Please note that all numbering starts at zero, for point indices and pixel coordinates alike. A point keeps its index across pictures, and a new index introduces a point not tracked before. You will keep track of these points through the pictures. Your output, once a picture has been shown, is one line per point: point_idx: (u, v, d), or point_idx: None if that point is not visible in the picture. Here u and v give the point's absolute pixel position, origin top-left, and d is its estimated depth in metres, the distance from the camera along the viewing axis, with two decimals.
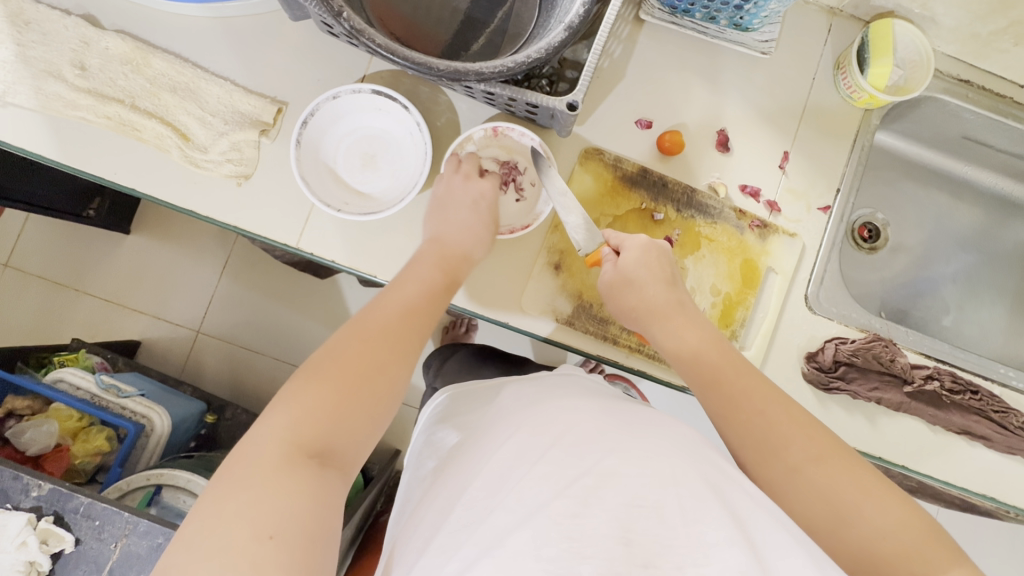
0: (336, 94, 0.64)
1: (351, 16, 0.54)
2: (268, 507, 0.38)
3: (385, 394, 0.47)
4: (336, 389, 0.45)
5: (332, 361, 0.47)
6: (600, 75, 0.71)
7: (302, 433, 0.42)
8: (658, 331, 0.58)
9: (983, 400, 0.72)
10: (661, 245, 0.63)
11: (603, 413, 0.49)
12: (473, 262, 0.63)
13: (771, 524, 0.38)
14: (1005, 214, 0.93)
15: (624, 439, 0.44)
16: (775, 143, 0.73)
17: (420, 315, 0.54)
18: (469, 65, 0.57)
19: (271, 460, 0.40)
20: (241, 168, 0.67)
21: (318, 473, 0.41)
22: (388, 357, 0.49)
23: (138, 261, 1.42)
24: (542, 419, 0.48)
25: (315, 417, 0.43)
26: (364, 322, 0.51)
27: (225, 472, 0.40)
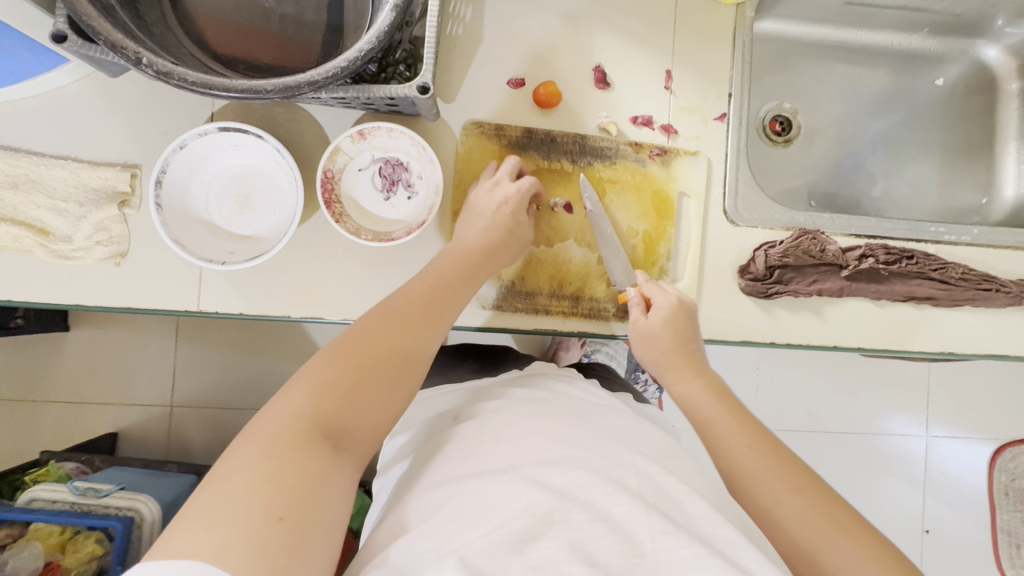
0: (182, 143, 0.60)
1: (153, 59, 0.49)
2: (282, 482, 0.39)
3: (400, 380, 0.50)
4: (355, 372, 0.47)
5: (358, 344, 0.49)
6: (456, 45, 0.67)
7: (325, 411, 0.44)
8: (673, 382, 0.61)
9: (920, 263, 0.72)
10: (689, 307, 0.64)
11: (575, 427, 0.52)
12: (499, 260, 0.62)
13: (739, 539, 0.42)
14: (911, 66, 0.91)
15: (591, 454, 0.48)
16: (654, 64, 0.70)
17: (438, 304, 0.56)
18: (300, 77, 0.53)
19: (290, 434, 0.42)
20: (115, 247, 0.63)
21: (330, 456, 0.42)
22: (402, 342, 0.51)
23: (87, 354, 1.37)
24: (513, 432, 0.52)
25: (338, 396, 0.45)
26: (387, 309, 0.53)
27: (246, 439, 0.41)
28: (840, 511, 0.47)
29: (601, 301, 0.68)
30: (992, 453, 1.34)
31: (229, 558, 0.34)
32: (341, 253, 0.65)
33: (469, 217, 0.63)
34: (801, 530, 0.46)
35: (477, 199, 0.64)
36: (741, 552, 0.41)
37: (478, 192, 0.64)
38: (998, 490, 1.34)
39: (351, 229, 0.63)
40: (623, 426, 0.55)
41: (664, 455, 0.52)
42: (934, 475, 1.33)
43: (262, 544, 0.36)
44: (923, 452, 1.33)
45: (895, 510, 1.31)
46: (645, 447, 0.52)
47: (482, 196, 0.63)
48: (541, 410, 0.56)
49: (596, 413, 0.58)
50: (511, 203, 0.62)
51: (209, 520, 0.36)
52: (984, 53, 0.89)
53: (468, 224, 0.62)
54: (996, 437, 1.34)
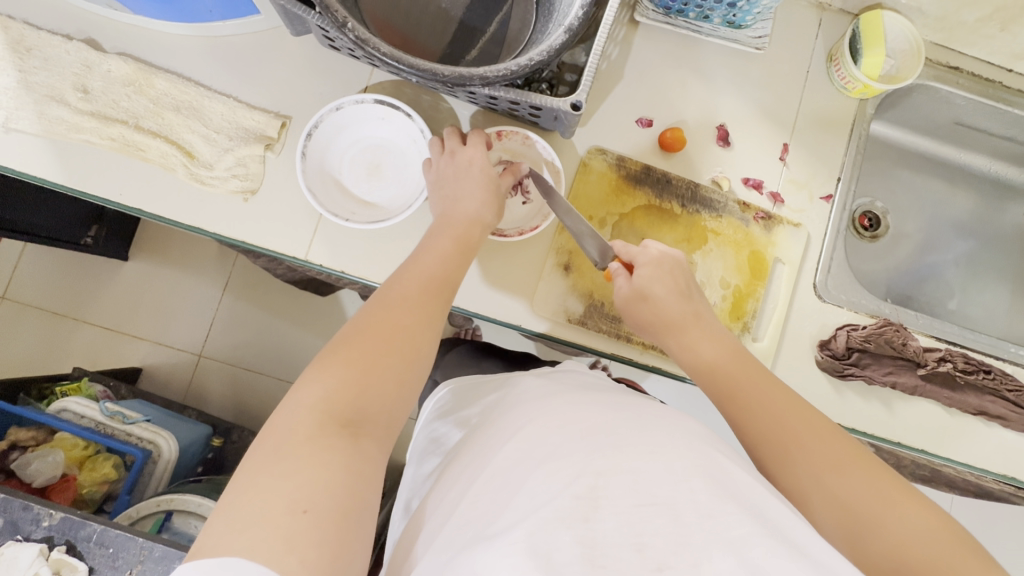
0: (339, 106, 0.64)
1: (355, 26, 0.54)
2: (306, 479, 0.36)
3: (414, 360, 0.46)
4: (366, 356, 0.44)
5: (365, 329, 0.45)
6: (599, 77, 0.72)
7: (339, 401, 0.41)
8: (677, 348, 0.58)
9: (997, 380, 0.72)
10: (674, 257, 0.61)
11: (609, 409, 0.47)
12: (486, 226, 0.61)
13: (812, 535, 0.37)
14: (1001, 195, 0.94)
15: (629, 434, 0.42)
16: (774, 136, 0.74)
17: (442, 290, 0.52)
18: (473, 70, 0.57)
19: (305, 428, 0.39)
20: (248, 183, 0.67)
21: (352, 440, 0.39)
22: (415, 324, 0.48)
23: (137, 286, 1.40)
24: (541, 413, 0.47)
25: (352, 384, 0.42)
26: (389, 294, 0.49)
27: (259, 444, 0.38)
28: (885, 487, 0.44)
29: None
30: None
31: (258, 557, 0.32)
32: None
33: (441, 187, 0.62)
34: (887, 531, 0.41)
35: (440, 171, 0.63)
36: (821, 550, 0.35)
37: (438, 170, 0.63)
38: None
39: None
40: (662, 410, 0.48)
41: (714, 441, 0.44)
42: None
43: (294, 541, 0.33)
44: None
45: None
46: (688, 429, 0.45)
47: (446, 165, 0.63)
48: (571, 395, 0.51)
49: (636, 399, 0.51)
50: (477, 162, 0.62)
51: (239, 520, 0.34)
52: None
53: (447, 189, 0.61)
54: None
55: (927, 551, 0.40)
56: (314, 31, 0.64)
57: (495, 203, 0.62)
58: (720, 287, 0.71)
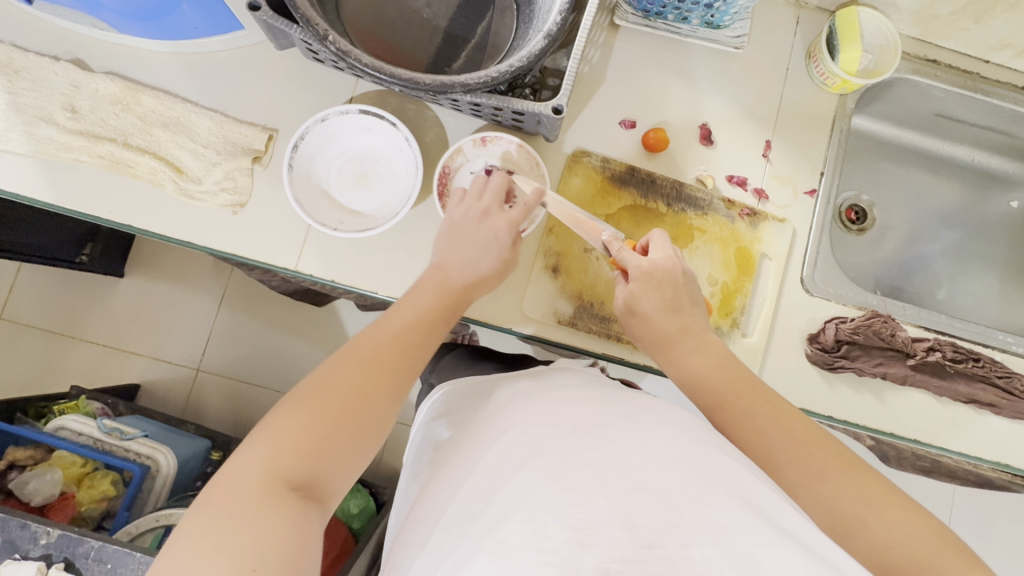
0: (324, 117, 0.65)
1: (337, 38, 0.55)
2: (251, 537, 0.37)
3: (368, 425, 0.47)
4: (321, 419, 0.45)
5: (324, 391, 0.47)
6: (580, 81, 0.74)
7: (289, 462, 0.42)
8: (669, 364, 0.58)
9: (986, 367, 0.73)
10: (661, 264, 0.60)
11: (602, 403, 0.47)
12: (480, 290, 0.62)
13: (804, 526, 0.36)
14: (985, 185, 0.95)
15: (623, 428, 0.42)
16: (756, 133, 0.75)
17: (409, 345, 0.54)
18: (454, 77, 0.58)
19: (256, 486, 0.40)
20: (237, 197, 0.68)
21: (301, 502, 0.40)
22: (374, 386, 0.49)
23: (134, 302, 1.41)
24: (530, 412, 0.48)
25: (305, 446, 0.43)
26: (352, 353, 0.51)
27: (209, 497, 0.40)
28: (869, 488, 0.45)
29: None
30: None
31: None
32: None
33: (453, 236, 0.62)
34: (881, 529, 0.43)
35: (461, 223, 0.62)
36: (815, 542, 0.35)
37: (464, 212, 0.63)
38: None
39: None
40: (656, 404, 0.48)
41: (706, 432, 0.44)
42: None
43: None
44: None
45: None
46: (681, 420, 0.45)
47: (470, 223, 0.62)
48: (565, 393, 0.51)
49: (629, 395, 0.51)
50: (506, 238, 0.62)
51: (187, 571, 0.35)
52: None
53: (456, 248, 0.61)
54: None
55: (909, 550, 0.42)
56: (297, 44, 0.65)
57: (500, 273, 0.63)
58: (709, 284, 0.71)
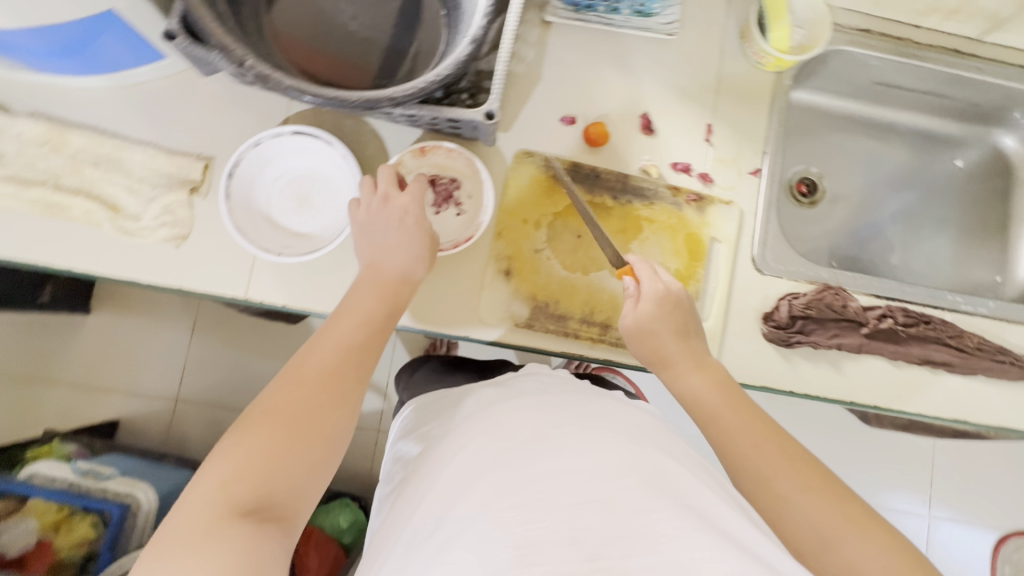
0: (257, 141, 0.64)
1: (255, 62, 0.54)
2: (207, 570, 0.38)
3: (321, 438, 0.48)
4: (269, 439, 0.46)
5: (270, 412, 0.48)
6: (517, 80, 0.73)
7: (240, 488, 0.43)
8: (671, 378, 0.61)
9: (938, 329, 0.74)
10: (676, 295, 0.63)
11: (554, 409, 0.48)
12: (416, 283, 0.62)
13: (745, 525, 0.38)
14: (931, 146, 0.96)
15: (572, 435, 0.43)
16: (696, 118, 0.75)
17: (357, 353, 0.54)
18: (381, 92, 0.57)
19: (207, 518, 0.41)
20: (178, 230, 0.67)
21: (255, 525, 0.41)
22: (323, 400, 0.50)
23: (103, 338, 1.38)
24: (490, 420, 0.49)
25: (256, 469, 0.44)
26: (301, 369, 0.51)
27: (163, 533, 0.41)
28: (851, 510, 0.48)
29: None
30: (996, 541, 1.32)
31: None
32: None
33: (367, 233, 0.62)
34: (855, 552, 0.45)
35: (368, 215, 0.62)
36: (754, 541, 0.36)
37: (367, 212, 0.62)
38: None
39: None
40: (607, 410, 0.49)
41: (654, 436, 0.46)
42: (936, 552, 1.31)
43: None
44: (926, 527, 1.32)
45: None
46: (631, 426, 0.46)
47: (378, 211, 0.63)
48: (523, 398, 0.51)
49: (584, 399, 0.52)
50: (412, 214, 0.62)
51: None
52: (1000, 141, 0.94)
53: (376, 242, 0.61)
54: (1000, 524, 1.33)
55: (879, 574, 0.44)
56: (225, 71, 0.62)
57: (427, 258, 0.62)
58: None
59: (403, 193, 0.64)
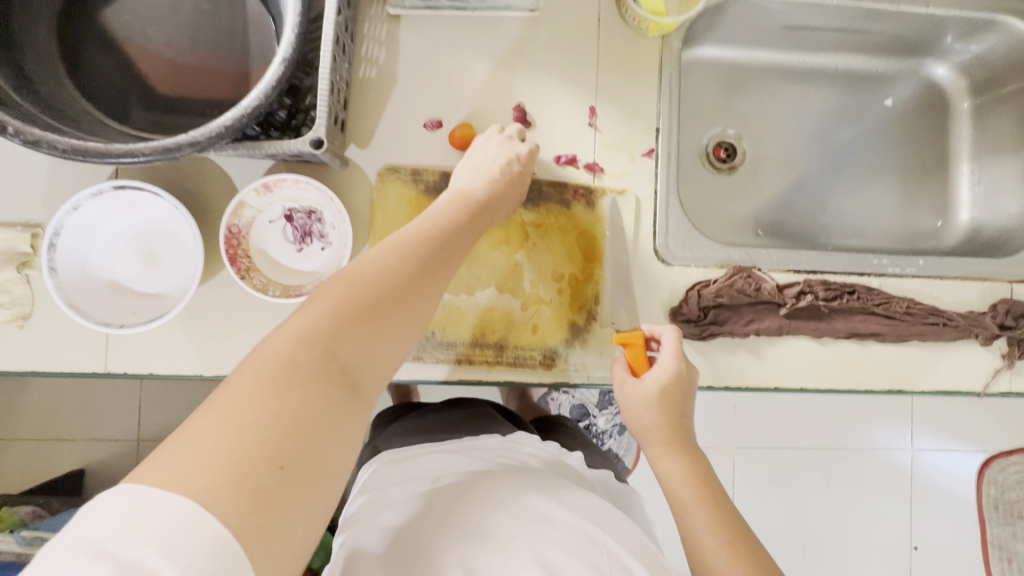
0: (75, 205, 0.57)
1: (21, 127, 0.47)
2: (289, 425, 0.33)
3: (409, 323, 0.42)
4: (373, 305, 0.40)
5: (370, 277, 0.42)
6: (369, 87, 0.65)
7: (335, 348, 0.38)
8: (657, 451, 0.58)
9: (862, 298, 0.69)
10: (688, 385, 0.60)
11: (550, 503, 0.51)
12: (503, 203, 0.58)
13: None
14: (860, 84, 0.88)
15: (567, 545, 0.47)
16: (577, 101, 0.68)
17: (450, 237, 0.48)
18: (180, 137, 0.50)
19: (296, 367, 0.35)
20: (17, 309, 0.61)
21: (338, 395, 0.36)
22: (416, 280, 0.44)
23: (53, 391, 1.25)
24: (491, 512, 0.50)
25: (356, 331, 0.39)
26: (400, 243, 0.46)
27: (250, 367, 0.35)
28: None
29: (527, 348, 0.65)
30: (981, 466, 1.30)
31: (218, 503, 0.29)
32: (251, 310, 0.62)
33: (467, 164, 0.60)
34: None
35: (478, 150, 0.61)
36: None
37: (487, 143, 0.61)
38: (987, 504, 1.30)
39: (258, 285, 0.61)
40: (598, 510, 0.53)
41: (633, 543, 0.51)
42: (921, 488, 1.29)
43: (256, 495, 0.31)
44: (909, 465, 1.29)
45: (880, 527, 1.28)
46: (616, 530, 0.51)
47: (489, 143, 0.61)
48: (524, 487, 0.53)
49: (576, 492, 0.55)
50: (518, 161, 0.60)
51: (198, 453, 0.31)
52: (932, 72, 0.86)
53: (472, 171, 0.58)
54: (985, 449, 1.30)
55: None
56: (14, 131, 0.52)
57: (524, 184, 0.61)
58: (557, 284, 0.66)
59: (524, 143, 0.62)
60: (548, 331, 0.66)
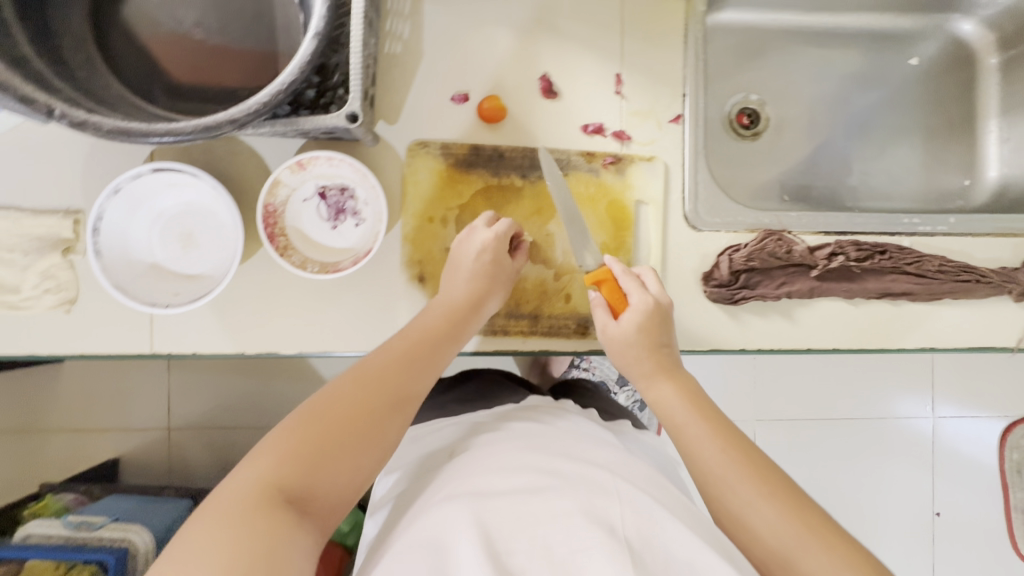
0: (116, 187, 0.59)
1: (66, 110, 0.48)
2: (241, 547, 0.38)
3: (370, 447, 0.47)
4: (332, 434, 0.46)
5: (332, 407, 0.48)
6: (395, 63, 0.65)
7: (289, 475, 0.43)
8: (645, 386, 0.59)
9: (894, 257, 0.69)
10: (665, 311, 0.59)
11: (553, 454, 0.54)
12: (483, 308, 0.60)
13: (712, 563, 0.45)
14: (883, 44, 0.86)
15: (574, 486, 0.50)
16: (603, 69, 0.68)
17: (414, 359, 0.53)
18: (220, 115, 0.50)
19: (254, 497, 0.41)
20: (64, 294, 0.63)
21: (295, 523, 0.41)
22: (378, 406, 0.49)
23: (84, 383, 1.26)
24: (491, 467, 0.53)
25: (309, 457, 0.44)
26: (363, 371, 0.51)
27: (213, 503, 0.41)
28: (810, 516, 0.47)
29: (561, 317, 0.66)
30: (1003, 431, 1.30)
31: None
32: (290, 287, 0.63)
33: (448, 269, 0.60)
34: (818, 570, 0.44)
35: (457, 249, 0.60)
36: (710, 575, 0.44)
37: (461, 242, 0.60)
38: (1010, 468, 1.30)
39: (296, 263, 0.62)
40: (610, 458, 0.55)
41: (648, 483, 0.53)
42: (943, 454, 1.29)
43: None
44: (931, 432, 1.29)
45: (903, 493, 1.28)
46: (629, 473, 0.54)
47: (462, 249, 0.60)
48: (529, 445, 0.56)
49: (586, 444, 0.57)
50: (489, 251, 0.59)
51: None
52: (958, 28, 0.84)
53: (448, 274, 0.59)
54: (1007, 415, 1.30)
55: None
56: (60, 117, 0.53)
57: (508, 282, 0.61)
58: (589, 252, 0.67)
59: (493, 227, 0.60)
60: (581, 301, 0.66)
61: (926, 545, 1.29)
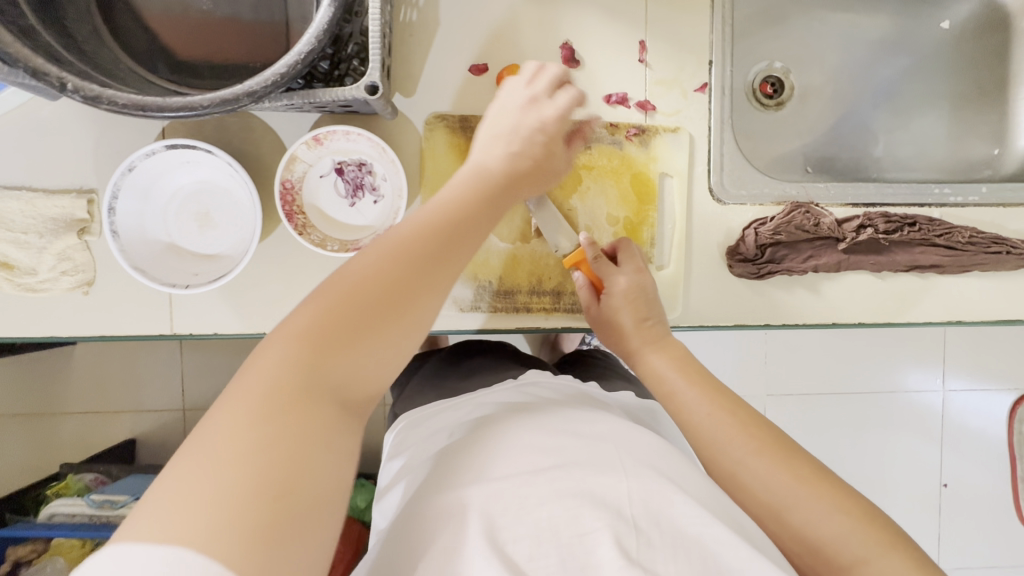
0: (131, 165, 0.57)
1: (78, 83, 0.46)
2: (275, 455, 0.29)
3: (413, 319, 0.37)
4: (368, 306, 0.35)
5: (364, 275, 0.36)
6: (412, 33, 0.63)
7: (315, 366, 0.33)
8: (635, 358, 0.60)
9: (924, 229, 0.67)
10: (644, 286, 0.61)
11: (552, 431, 0.48)
12: (542, 170, 0.50)
13: (731, 544, 0.40)
14: (914, 8, 0.83)
15: (575, 463, 0.44)
16: (627, 36, 0.65)
17: (464, 217, 0.42)
18: (237, 88, 0.49)
19: (276, 394, 0.31)
20: (81, 276, 0.62)
21: (333, 419, 0.32)
22: (422, 270, 0.38)
23: (97, 365, 1.26)
24: (497, 449, 0.47)
25: (340, 341, 0.34)
26: (389, 239, 0.38)
27: (224, 407, 0.30)
28: (801, 467, 0.46)
29: None
30: (1013, 404, 1.30)
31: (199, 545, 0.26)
32: (309, 266, 0.63)
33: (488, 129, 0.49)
34: (818, 521, 0.43)
35: (501, 113, 0.49)
36: (729, 556, 0.39)
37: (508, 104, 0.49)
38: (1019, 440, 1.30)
39: (316, 240, 0.61)
40: (613, 430, 0.49)
41: (660, 457, 0.46)
42: (952, 426, 1.29)
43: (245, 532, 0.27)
44: (942, 404, 1.29)
45: (912, 465, 1.29)
46: (636, 446, 0.47)
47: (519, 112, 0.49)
48: (530, 422, 0.50)
49: (588, 416, 0.51)
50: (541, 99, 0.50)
51: (182, 500, 0.27)
52: None
53: (494, 137, 0.48)
54: (1017, 388, 1.30)
55: (832, 534, 0.43)
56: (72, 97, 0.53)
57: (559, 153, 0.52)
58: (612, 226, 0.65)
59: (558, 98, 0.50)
60: None
61: (933, 515, 1.30)
